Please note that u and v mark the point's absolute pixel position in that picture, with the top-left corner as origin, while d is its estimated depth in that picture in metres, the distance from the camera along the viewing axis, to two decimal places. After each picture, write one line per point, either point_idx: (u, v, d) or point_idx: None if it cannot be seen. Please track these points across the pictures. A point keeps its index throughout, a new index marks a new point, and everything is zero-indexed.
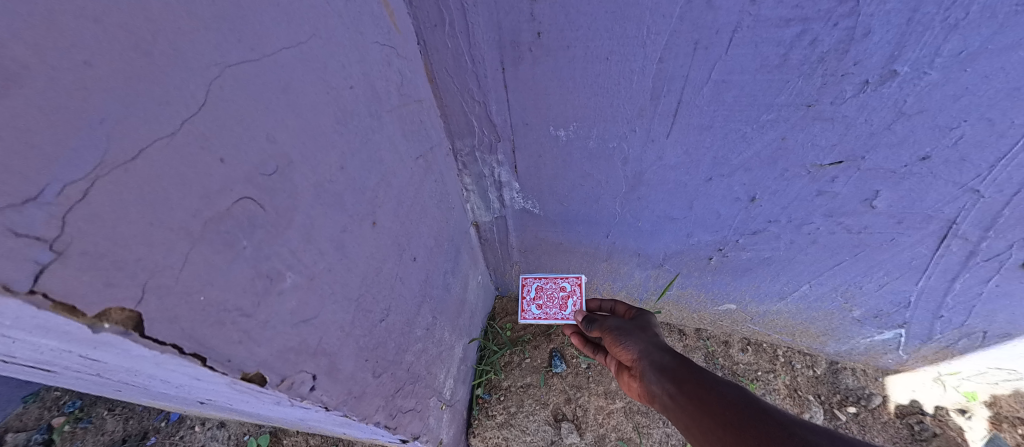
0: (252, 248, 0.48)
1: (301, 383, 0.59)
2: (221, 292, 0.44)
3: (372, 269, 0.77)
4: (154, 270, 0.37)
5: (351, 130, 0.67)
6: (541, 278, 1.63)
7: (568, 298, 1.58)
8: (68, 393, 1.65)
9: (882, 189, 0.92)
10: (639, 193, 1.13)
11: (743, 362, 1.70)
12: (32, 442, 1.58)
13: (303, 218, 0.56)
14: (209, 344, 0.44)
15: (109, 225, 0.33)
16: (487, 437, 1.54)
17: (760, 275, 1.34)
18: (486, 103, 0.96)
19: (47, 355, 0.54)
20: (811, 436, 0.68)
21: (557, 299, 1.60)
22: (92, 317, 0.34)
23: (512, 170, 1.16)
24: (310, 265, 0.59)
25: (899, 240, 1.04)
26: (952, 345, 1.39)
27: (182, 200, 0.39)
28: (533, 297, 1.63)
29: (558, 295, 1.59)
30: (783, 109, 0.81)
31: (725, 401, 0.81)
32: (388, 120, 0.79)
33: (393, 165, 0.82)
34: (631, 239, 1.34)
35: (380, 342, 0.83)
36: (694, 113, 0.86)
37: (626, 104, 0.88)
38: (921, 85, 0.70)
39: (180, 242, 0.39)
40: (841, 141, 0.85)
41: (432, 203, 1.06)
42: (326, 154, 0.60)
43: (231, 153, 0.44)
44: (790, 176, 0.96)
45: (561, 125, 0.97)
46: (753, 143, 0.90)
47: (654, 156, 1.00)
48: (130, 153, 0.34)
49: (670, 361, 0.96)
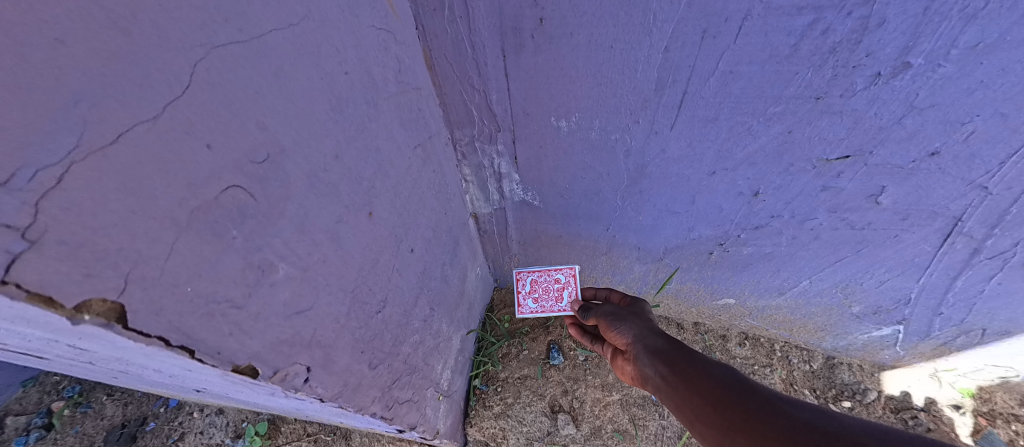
0: (242, 239, 0.46)
1: (295, 375, 0.59)
2: (210, 284, 0.43)
3: (368, 260, 0.76)
4: (137, 261, 0.35)
5: (346, 117, 0.65)
6: (535, 271, 1.58)
7: (563, 289, 1.55)
8: (68, 378, 1.67)
9: (887, 185, 0.90)
10: (641, 186, 1.11)
11: (740, 356, 1.70)
12: (34, 426, 1.59)
13: (296, 208, 0.55)
14: (198, 337, 0.43)
15: (87, 213, 0.31)
16: (484, 427, 1.55)
17: (761, 270, 1.33)
18: (486, 92, 0.93)
19: (36, 343, 0.53)
20: (797, 412, 0.69)
21: (552, 291, 1.56)
22: (71, 310, 0.33)
23: (512, 161, 1.14)
24: (304, 256, 0.57)
25: (902, 236, 1.03)
26: (950, 341, 1.39)
27: (167, 188, 0.37)
28: (528, 291, 1.59)
29: (553, 287, 1.56)
30: (791, 102, 0.79)
31: (715, 380, 0.81)
32: (385, 108, 0.76)
33: (390, 155, 0.80)
34: (631, 233, 1.33)
35: (377, 334, 0.82)
36: (700, 105, 0.84)
37: (629, 95, 0.85)
38: (934, 78, 0.67)
39: (165, 232, 0.37)
40: (849, 135, 0.83)
41: (431, 194, 1.04)
42: (320, 142, 0.58)
43: (219, 139, 0.42)
44: (795, 171, 0.94)
45: (562, 116, 0.94)
46: (758, 137, 0.88)
47: (656, 149, 0.98)
48: (108, 137, 0.32)
49: (663, 344, 0.97)
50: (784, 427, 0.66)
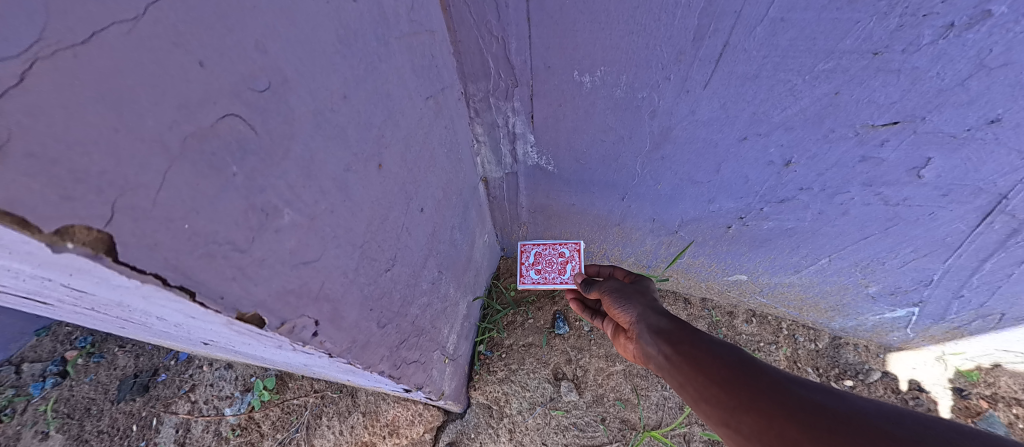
0: (243, 177, 0.42)
1: (303, 328, 0.56)
2: (209, 223, 0.39)
3: (378, 215, 0.72)
4: (124, 189, 0.31)
5: (355, 53, 0.58)
6: (540, 244, 1.58)
7: (566, 264, 1.54)
8: (80, 329, 1.71)
9: (934, 157, 0.84)
10: (663, 151, 1.04)
11: (746, 333, 1.69)
12: (49, 372, 1.63)
13: (301, 149, 0.50)
14: (198, 278, 0.39)
15: (59, 123, 0.27)
16: (487, 391, 1.56)
17: (779, 246, 1.29)
18: (505, 39, 0.85)
19: (32, 283, 0.50)
20: (807, 394, 0.67)
21: (555, 265, 1.56)
22: (52, 236, 0.29)
23: (528, 120, 1.08)
24: (311, 203, 0.53)
25: (938, 215, 0.97)
26: (964, 326, 1.38)
27: (156, 107, 0.32)
28: (531, 263, 1.59)
29: (556, 261, 1.55)
30: (844, 57, 0.71)
31: (721, 360, 0.78)
32: (396, 49, 0.69)
33: (402, 104, 0.74)
34: (647, 203, 1.27)
35: (385, 292, 0.79)
36: (740, 59, 0.76)
37: (663, 47, 0.77)
38: (1016, 31, 0.59)
39: (156, 158, 0.33)
40: (902, 99, 0.75)
41: (442, 152, 0.98)
42: (326, 77, 0.52)
43: (214, 57, 0.36)
44: (834, 138, 0.87)
45: (586, 69, 0.87)
46: (801, 98, 0.81)
47: (685, 110, 0.91)
48: (79, 34, 0.27)
49: (666, 323, 0.94)
50: (795, 410, 0.64)
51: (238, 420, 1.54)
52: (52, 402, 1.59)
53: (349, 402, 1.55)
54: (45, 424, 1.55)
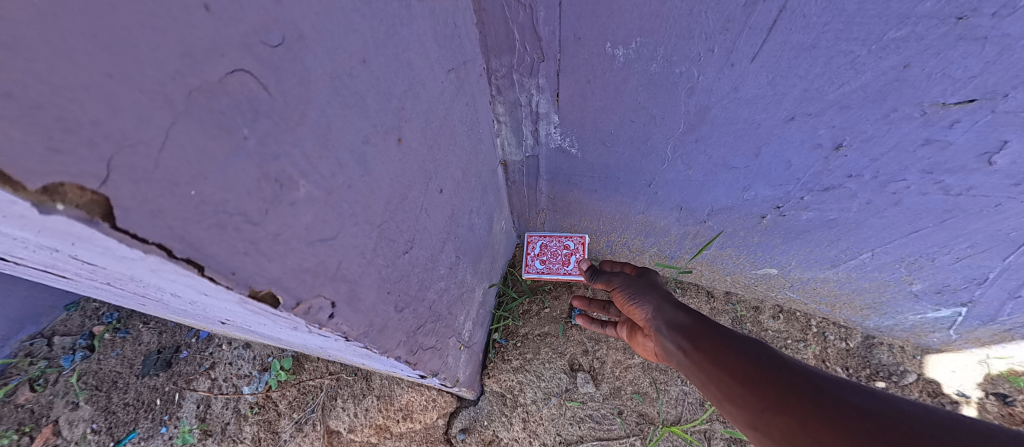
0: (256, 141, 0.38)
1: (319, 309, 0.53)
2: (219, 191, 0.35)
3: (397, 193, 0.68)
4: (121, 145, 0.28)
5: (374, 13, 0.53)
6: (545, 235, 1.65)
7: (571, 255, 1.61)
8: (107, 305, 1.76)
9: (1012, 140, 0.74)
10: (698, 133, 0.97)
11: (772, 329, 1.61)
12: (78, 346, 1.69)
13: (318, 115, 0.45)
14: (208, 252, 0.36)
15: (38, 60, 0.23)
16: (501, 379, 1.54)
17: (817, 239, 1.20)
18: (533, 7, 0.78)
19: (43, 254, 0.48)
20: (845, 395, 0.61)
21: (560, 256, 1.62)
22: (39, 194, 0.26)
23: (553, 99, 1.01)
24: (327, 176, 0.49)
25: (1005, 206, 0.88)
26: (1016, 328, 1.27)
27: (156, 54, 0.28)
28: (537, 253, 1.64)
29: (561, 253, 1.62)
30: (921, 23, 0.61)
31: (748, 358, 0.72)
32: (418, 12, 0.64)
33: (422, 74, 0.69)
34: (676, 190, 1.20)
35: (403, 275, 0.76)
36: (797, 27, 0.67)
37: (710, 14, 0.69)
38: None
39: (157, 112, 0.29)
40: (984, 72, 0.65)
41: (462, 130, 0.93)
42: (344, 38, 0.47)
43: (220, 0, 0.31)
44: (895, 118, 0.78)
45: (620, 41, 0.79)
46: (863, 72, 0.72)
47: (727, 86, 0.83)
48: None
49: (684, 318, 0.88)
50: (833, 412, 0.58)
51: (256, 398, 1.58)
52: (80, 374, 1.64)
53: (364, 385, 1.55)
54: (75, 395, 1.61)
